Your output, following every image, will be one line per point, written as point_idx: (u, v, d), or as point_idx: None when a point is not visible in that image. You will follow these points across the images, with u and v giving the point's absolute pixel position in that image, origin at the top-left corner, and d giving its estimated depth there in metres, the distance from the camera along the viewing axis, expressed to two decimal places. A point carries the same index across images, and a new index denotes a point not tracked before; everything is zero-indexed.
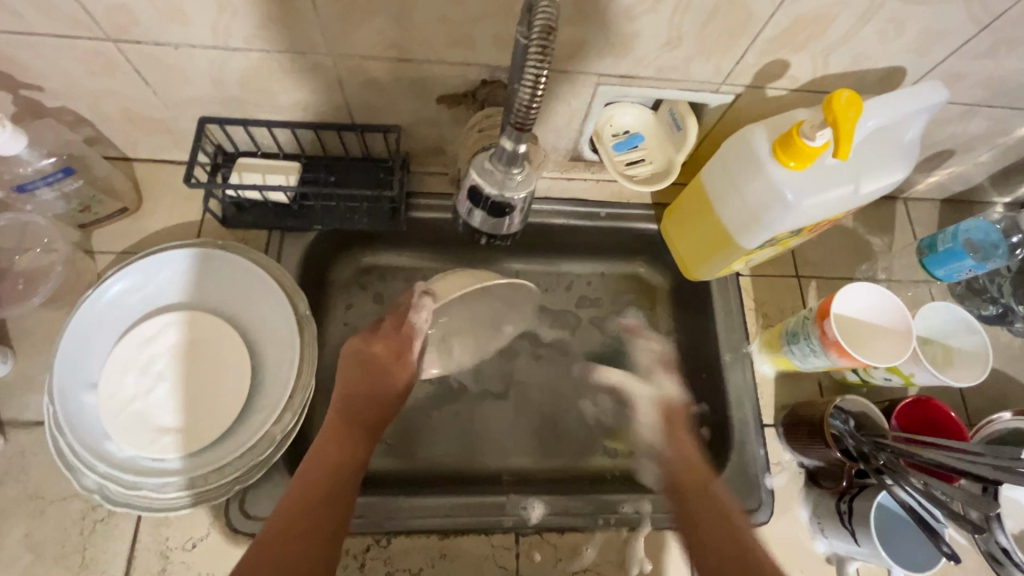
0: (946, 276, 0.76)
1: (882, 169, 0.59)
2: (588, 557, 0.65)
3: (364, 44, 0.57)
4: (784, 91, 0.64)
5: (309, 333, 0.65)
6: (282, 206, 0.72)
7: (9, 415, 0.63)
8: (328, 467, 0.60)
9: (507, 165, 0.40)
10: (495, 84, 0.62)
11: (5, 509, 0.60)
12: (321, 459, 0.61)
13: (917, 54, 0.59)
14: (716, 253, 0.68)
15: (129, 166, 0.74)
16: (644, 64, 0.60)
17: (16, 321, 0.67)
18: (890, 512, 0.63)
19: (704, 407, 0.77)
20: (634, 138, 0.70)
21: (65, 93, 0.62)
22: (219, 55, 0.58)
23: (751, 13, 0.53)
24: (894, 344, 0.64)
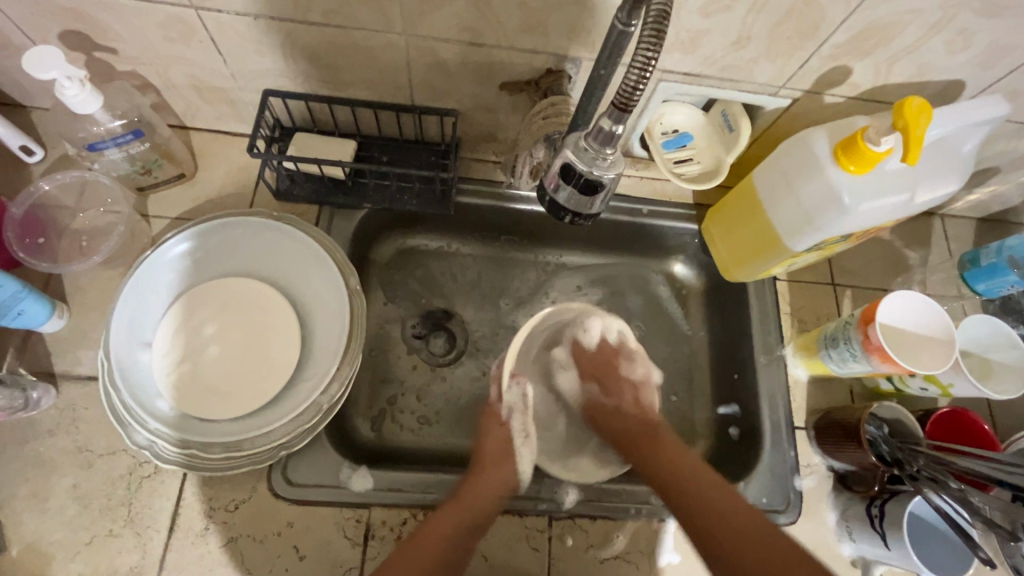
0: (986, 291, 0.77)
1: (938, 180, 0.61)
2: (619, 544, 0.66)
3: (439, 26, 0.58)
4: (841, 98, 0.66)
5: (359, 308, 0.66)
6: (335, 181, 0.73)
7: (62, 368, 0.65)
8: (434, 556, 0.57)
9: (601, 144, 0.45)
10: (561, 74, 0.64)
11: (55, 458, 0.62)
12: (425, 548, 0.57)
13: (979, 68, 0.60)
14: (759, 253, 0.69)
15: (186, 135, 0.76)
16: (709, 62, 0.61)
17: (74, 278, 0.68)
18: (919, 517, 0.64)
19: (734, 406, 0.78)
20: (683, 138, 0.70)
21: (140, 57, 0.64)
22: (297, 28, 0.59)
23: (824, 17, 0.55)
24: (936, 354, 0.65)
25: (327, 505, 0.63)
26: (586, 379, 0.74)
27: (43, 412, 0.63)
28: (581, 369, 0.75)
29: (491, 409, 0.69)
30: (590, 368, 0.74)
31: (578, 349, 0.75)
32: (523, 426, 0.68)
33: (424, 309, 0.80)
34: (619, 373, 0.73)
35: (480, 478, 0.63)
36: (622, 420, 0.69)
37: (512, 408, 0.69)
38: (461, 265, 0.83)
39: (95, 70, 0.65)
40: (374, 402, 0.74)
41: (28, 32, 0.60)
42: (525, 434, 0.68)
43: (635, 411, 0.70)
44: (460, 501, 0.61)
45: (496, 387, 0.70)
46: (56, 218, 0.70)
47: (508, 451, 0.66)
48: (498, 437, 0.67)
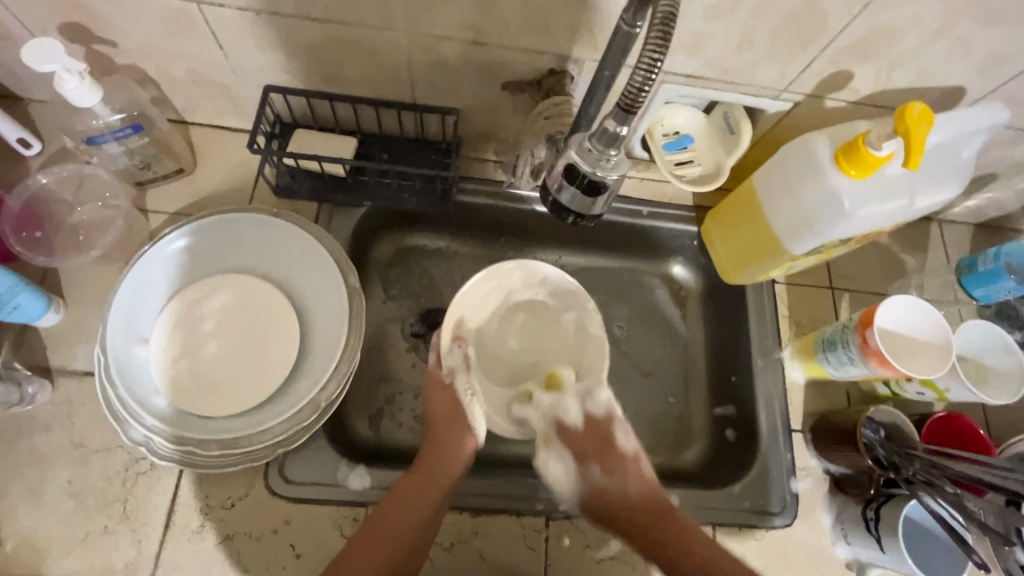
0: (983, 296, 0.78)
1: (937, 187, 0.61)
2: (615, 545, 0.66)
3: (442, 24, 0.58)
4: (842, 102, 0.66)
5: (357, 306, 0.66)
6: (336, 178, 0.73)
7: (58, 363, 0.64)
8: (402, 523, 0.57)
9: (605, 145, 0.45)
10: (564, 74, 0.64)
11: (50, 453, 0.61)
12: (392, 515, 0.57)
13: (979, 75, 0.61)
14: (758, 255, 0.69)
15: (186, 130, 0.75)
16: (711, 64, 0.61)
17: (71, 272, 0.68)
18: (914, 521, 0.64)
19: (730, 408, 0.78)
20: (684, 139, 0.70)
21: (140, 51, 0.63)
22: (299, 24, 0.59)
23: (827, 22, 0.55)
24: (934, 358, 0.66)
25: (324, 503, 0.63)
26: (582, 463, 0.63)
27: (39, 407, 0.62)
28: (577, 452, 0.64)
29: (434, 379, 0.67)
30: (586, 449, 0.64)
31: (561, 430, 0.65)
32: (468, 384, 0.66)
33: (423, 308, 0.80)
34: (614, 451, 0.64)
35: (438, 442, 0.63)
36: (628, 502, 0.61)
37: (455, 368, 0.67)
38: (459, 264, 0.83)
39: (94, 63, 0.65)
40: (371, 401, 0.74)
41: (27, 24, 0.60)
42: (471, 393, 0.65)
43: (639, 488, 0.62)
44: (422, 467, 0.60)
45: (436, 354, 0.68)
46: (53, 212, 0.70)
47: (457, 415, 0.64)
48: (444, 402, 0.65)
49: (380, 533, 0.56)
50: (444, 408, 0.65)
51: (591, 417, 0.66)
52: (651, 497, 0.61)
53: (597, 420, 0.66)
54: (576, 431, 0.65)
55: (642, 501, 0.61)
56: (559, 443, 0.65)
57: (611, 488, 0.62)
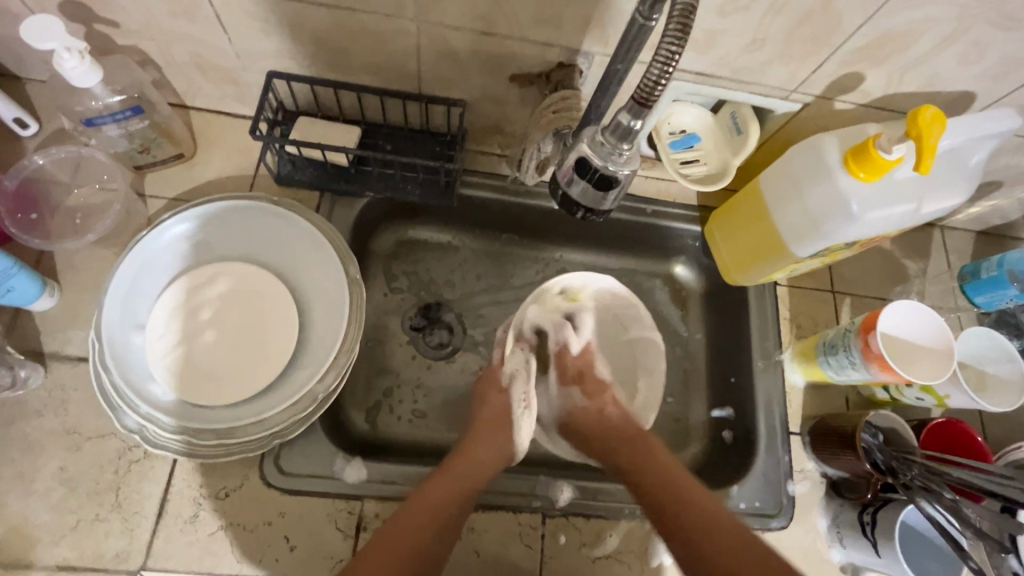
0: (985, 304, 0.78)
1: (944, 193, 0.61)
2: (611, 543, 0.65)
3: (452, 13, 0.57)
4: (852, 105, 0.65)
5: (357, 297, 0.65)
6: (338, 167, 0.72)
7: (51, 347, 0.63)
8: (434, 522, 0.57)
9: (618, 139, 0.44)
10: (572, 68, 0.63)
11: (41, 439, 0.60)
12: (425, 512, 0.57)
13: (991, 80, 0.61)
14: (763, 257, 0.69)
15: (186, 114, 0.74)
16: (722, 62, 0.61)
17: (67, 255, 0.67)
18: (912, 526, 0.64)
19: (729, 410, 0.78)
20: (691, 138, 0.69)
21: (141, 32, 0.62)
22: (306, 9, 0.58)
23: (841, 22, 0.54)
24: (935, 364, 0.66)
25: (318, 495, 0.62)
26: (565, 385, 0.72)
27: (30, 392, 0.61)
28: (564, 376, 0.73)
29: (491, 378, 0.70)
30: (572, 372, 0.72)
31: (561, 355, 0.73)
32: (526, 394, 0.68)
33: (422, 301, 0.80)
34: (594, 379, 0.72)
35: (477, 446, 0.64)
36: (605, 423, 0.68)
37: (513, 375, 0.69)
38: (460, 258, 0.82)
39: (95, 43, 0.64)
40: (369, 393, 0.73)
41: (25, 0, 0.58)
42: (526, 402, 0.68)
43: (619, 417, 0.68)
44: (453, 468, 0.61)
45: (499, 353, 0.73)
46: (49, 193, 0.69)
47: (505, 421, 0.67)
48: (496, 405, 0.68)
49: (413, 524, 0.56)
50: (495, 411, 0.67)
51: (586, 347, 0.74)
52: (631, 430, 0.67)
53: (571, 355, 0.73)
54: (571, 359, 0.73)
55: (620, 425, 0.68)
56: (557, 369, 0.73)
57: (595, 420, 0.68)
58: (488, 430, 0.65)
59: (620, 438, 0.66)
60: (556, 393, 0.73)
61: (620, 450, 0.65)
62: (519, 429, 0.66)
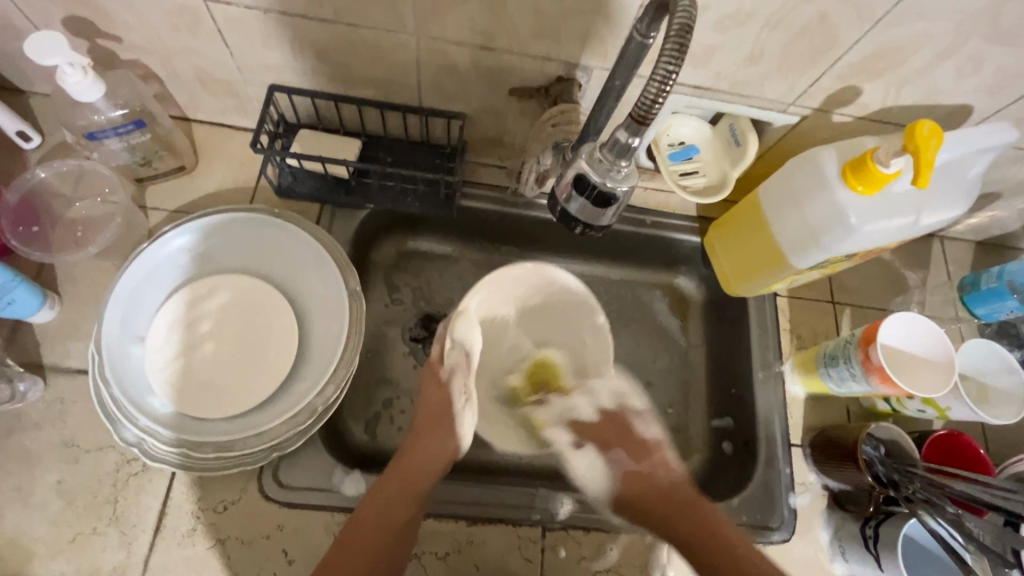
0: (986, 315, 0.77)
1: (942, 205, 0.61)
2: (612, 557, 0.65)
3: (453, 28, 0.58)
4: (849, 118, 0.66)
5: (357, 310, 0.65)
6: (338, 180, 0.72)
7: (51, 359, 0.63)
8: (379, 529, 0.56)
9: (616, 156, 0.44)
10: (571, 82, 0.64)
11: (39, 452, 0.60)
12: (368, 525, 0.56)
13: (988, 94, 0.61)
14: (762, 268, 0.69)
15: (188, 127, 0.75)
16: (719, 76, 0.61)
17: (68, 267, 0.67)
18: (914, 540, 0.64)
19: (728, 421, 0.78)
20: (689, 150, 0.70)
21: (144, 47, 0.63)
22: (307, 24, 0.58)
23: (837, 37, 0.55)
24: (936, 377, 0.65)
25: (317, 509, 0.62)
26: (606, 451, 0.67)
27: (30, 404, 0.61)
28: (601, 444, 0.68)
29: (430, 375, 0.63)
30: (609, 438, 0.67)
31: (579, 428, 0.68)
32: (466, 389, 0.61)
33: (423, 313, 0.80)
34: (636, 438, 0.67)
35: (415, 448, 0.61)
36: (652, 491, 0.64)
37: (451, 366, 0.61)
38: (461, 269, 0.82)
39: (97, 57, 0.64)
40: (368, 404, 0.73)
41: (30, 16, 0.59)
42: (466, 397, 0.61)
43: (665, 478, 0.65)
44: (392, 478, 0.59)
45: (438, 348, 0.63)
46: (51, 206, 0.69)
47: (445, 417, 0.62)
48: (438, 399, 0.62)
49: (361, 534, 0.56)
50: (433, 408, 0.62)
51: (606, 412, 0.69)
52: (678, 489, 0.64)
53: (611, 413, 0.69)
54: (594, 424, 0.68)
55: (665, 486, 0.64)
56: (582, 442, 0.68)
57: (639, 483, 0.65)
58: (426, 433, 0.62)
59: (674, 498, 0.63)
60: (601, 462, 0.67)
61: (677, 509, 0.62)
62: (464, 422, 0.62)
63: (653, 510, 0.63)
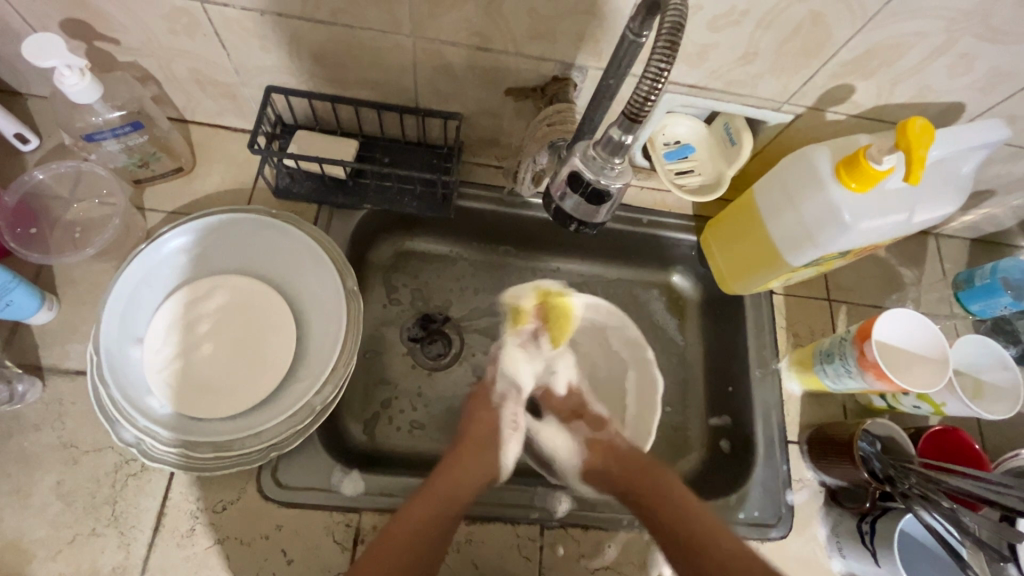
0: (980, 311, 0.79)
1: (935, 201, 0.62)
2: (610, 555, 0.65)
3: (448, 29, 0.58)
4: (843, 116, 0.66)
5: (355, 309, 0.65)
6: (336, 180, 0.72)
7: (50, 361, 0.64)
8: (418, 538, 0.58)
9: (610, 154, 0.45)
10: (567, 82, 0.64)
11: (38, 453, 0.60)
12: (405, 535, 0.57)
13: (981, 91, 0.61)
14: (758, 266, 0.70)
15: (186, 129, 0.75)
16: (714, 75, 0.62)
17: (66, 268, 0.67)
18: (910, 535, 0.64)
19: (726, 419, 0.78)
20: (685, 149, 0.70)
21: (141, 49, 0.63)
22: (304, 25, 0.58)
23: (831, 35, 0.55)
24: (931, 372, 0.66)
25: (316, 508, 0.62)
26: (570, 423, 0.73)
27: (28, 406, 0.62)
28: (561, 417, 0.74)
29: (482, 399, 0.71)
30: (570, 410, 0.74)
31: (546, 395, 0.75)
32: (515, 416, 0.71)
33: (421, 313, 0.80)
34: (590, 410, 0.74)
35: (459, 466, 0.64)
36: (617, 452, 0.69)
37: (504, 395, 0.72)
38: (459, 269, 0.83)
39: (95, 60, 0.65)
40: (367, 404, 0.74)
41: (28, 19, 0.59)
42: (514, 425, 0.70)
43: (626, 446, 0.69)
44: (434, 490, 0.61)
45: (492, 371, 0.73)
46: (49, 208, 0.70)
47: (495, 438, 0.68)
48: (485, 424, 0.69)
49: (399, 542, 0.57)
50: (482, 432, 0.68)
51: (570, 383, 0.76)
52: (636, 456, 0.68)
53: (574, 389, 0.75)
54: (562, 399, 0.75)
55: (628, 456, 0.68)
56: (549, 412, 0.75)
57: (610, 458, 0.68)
58: (472, 452, 0.66)
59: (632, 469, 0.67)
60: (563, 433, 0.73)
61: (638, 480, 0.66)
62: (507, 449, 0.69)
63: (639, 489, 0.65)
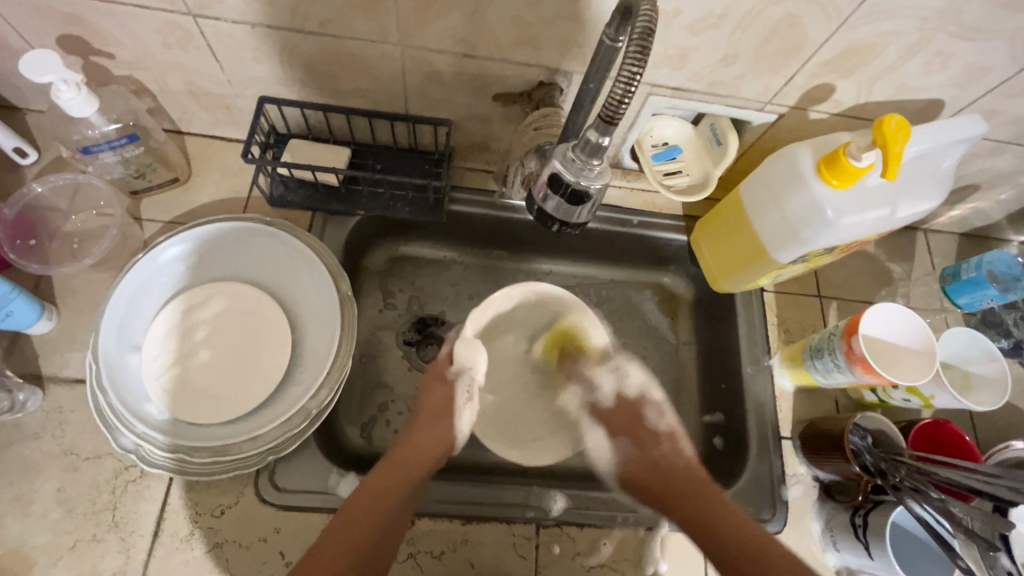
0: (968, 305, 0.79)
1: (916, 196, 0.63)
2: (606, 552, 0.66)
3: (435, 37, 0.59)
4: (825, 114, 0.67)
5: (349, 313, 0.66)
6: (329, 188, 0.73)
7: (50, 370, 0.65)
8: (372, 515, 0.56)
9: (588, 155, 0.46)
10: (553, 87, 0.65)
11: (39, 461, 0.61)
12: (363, 507, 0.56)
13: (958, 88, 0.62)
14: (747, 264, 0.70)
15: (182, 140, 0.76)
16: (697, 77, 0.63)
17: (65, 278, 0.68)
18: (903, 528, 0.64)
19: (719, 416, 0.79)
20: (673, 150, 0.71)
21: (136, 63, 0.64)
22: (293, 36, 0.60)
23: (808, 36, 0.56)
24: (919, 366, 0.67)
25: (313, 511, 0.62)
26: (614, 438, 0.73)
27: (29, 414, 0.62)
28: (610, 428, 0.74)
29: (438, 375, 0.68)
30: (619, 425, 0.73)
31: (594, 409, 0.75)
32: (470, 388, 0.67)
33: (417, 317, 0.81)
34: (643, 427, 0.72)
35: (414, 435, 0.63)
36: (665, 471, 0.67)
37: (461, 368, 0.67)
38: (454, 274, 0.84)
39: (91, 74, 0.66)
40: (364, 409, 0.74)
41: (25, 35, 0.61)
42: (469, 397, 0.66)
43: (672, 461, 0.68)
44: (389, 461, 0.61)
45: (447, 349, 0.70)
46: (49, 220, 0.71)
47: (448, 414, 0.65)
48: (440, 397, 0.66)
49: (354, 519, 0.55)
50: (433, 405, 0.66)
51: (623, 397, 0.75)
52: (694, 469, 0.66)
53: (628, 400, 0.75)
54: (610, 408, 0.75)
55: (680, 477, 0.65)
56: (597, 421, 0.75)
57: (650, 475, 0.67)
58: (426, 423, 0.65)
59: (673, 488, 0.64)
60: (608, 445, 0.73)
61: (685, 499, 0.63)
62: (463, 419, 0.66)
63: (691, 507, 0.62)
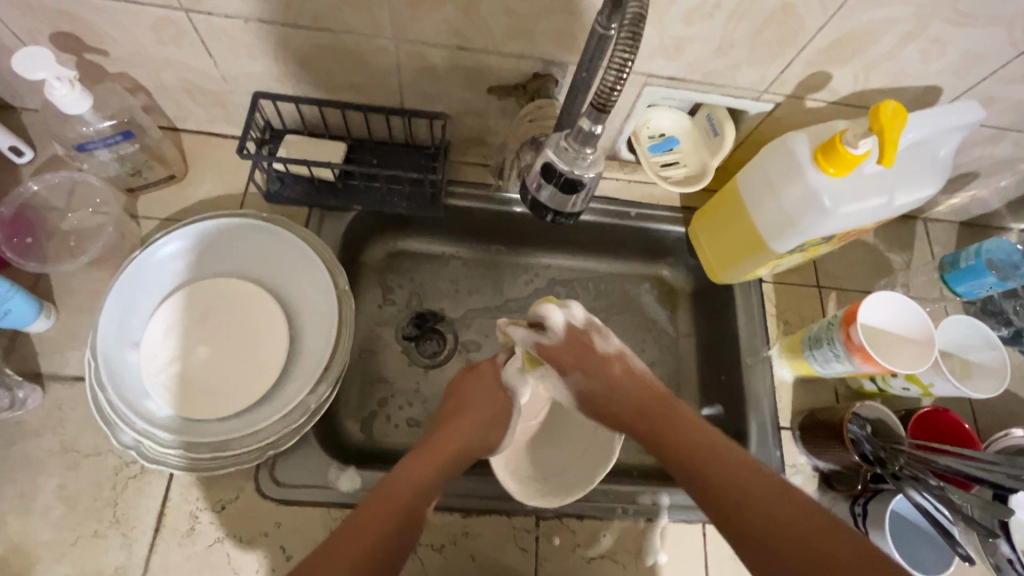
0: (966, 293, 0.79)
1: (913, 183, 0.62)
2: (606, 544, 0.66)
3: (428, 30, 0.59)
4: (822, 103, 0.67)
5: (346, 308, 0.66)
6: (326, 183, 0.73)
7: (49, 368, 0.65)
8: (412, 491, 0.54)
9: (581, 144, 0.46)
10: (547, 79, 0.65)
11: (40, 458, 0.61)
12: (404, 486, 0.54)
13: (955, 75, 0.62)
14: (745, 254, 0.70)
15: (177, 137, 0.76)
16: (692, 67, 0.62)
17: (62, 276, 0.69)
18: (903, 516, 0.65)
19: (719, 408, 0.79)
20: (669, 141, 0.71)
21: (130, 60, 0.64)
22: (287, 32, 0.60)
23: (803, 24, 0.56)
24: (918, 354, 0.66)
25: (313, 505, 0.63)
26: (564, 372, 0.67)
27: (29, 412, 0.63)
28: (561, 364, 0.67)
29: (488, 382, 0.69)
30: (565, 360, 0.66)
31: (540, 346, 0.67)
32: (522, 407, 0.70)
33: (416, 312, 0.81)
34: (593, 354, 0.66)
35: (453, 428, 0.63)
36: (625, 395, 0.64)
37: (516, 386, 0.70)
38: (453, 269, 0.84)
39: (85, 71, 0.66)
40: (364, 404, 0.75)
41: (18, 32, 0.61)
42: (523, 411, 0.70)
43: (631, 381, 0.64)
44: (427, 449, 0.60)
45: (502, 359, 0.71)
46: (45, 219, 0.71)
47: (502, 421, 0.66)
48: (492, 400, 0.68)
49: (392, 493, 0.53)
50: (486, 403, 0.67)
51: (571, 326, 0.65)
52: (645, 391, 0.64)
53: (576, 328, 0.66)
54: (553, 346, 0.66)
55: (637, 392, 0.63)
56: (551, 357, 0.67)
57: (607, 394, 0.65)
58: (468, 420, 0.65)
59: (650, 406, 0.62)
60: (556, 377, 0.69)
61: (639, 418, 0.62)
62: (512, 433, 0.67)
63: (643, 425, 0.61)
